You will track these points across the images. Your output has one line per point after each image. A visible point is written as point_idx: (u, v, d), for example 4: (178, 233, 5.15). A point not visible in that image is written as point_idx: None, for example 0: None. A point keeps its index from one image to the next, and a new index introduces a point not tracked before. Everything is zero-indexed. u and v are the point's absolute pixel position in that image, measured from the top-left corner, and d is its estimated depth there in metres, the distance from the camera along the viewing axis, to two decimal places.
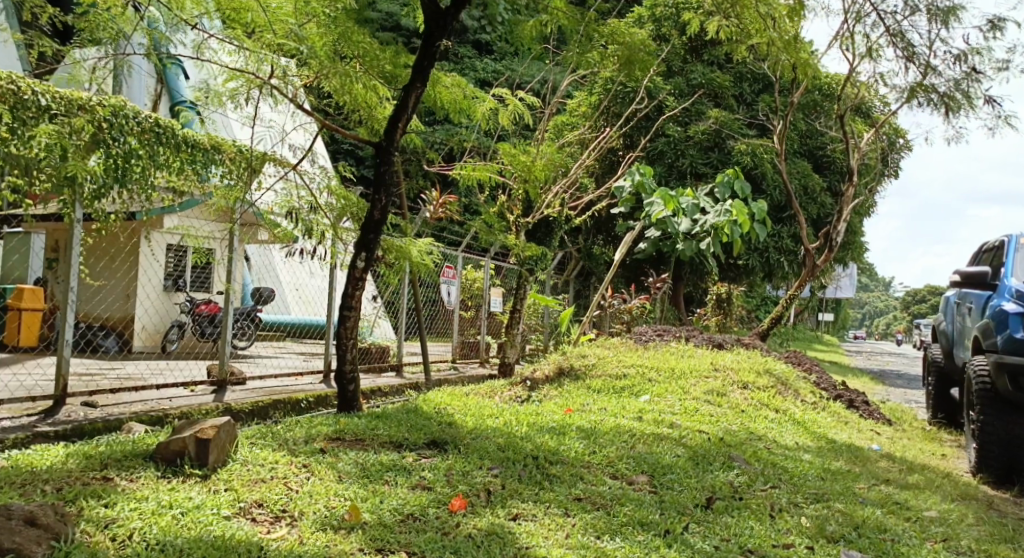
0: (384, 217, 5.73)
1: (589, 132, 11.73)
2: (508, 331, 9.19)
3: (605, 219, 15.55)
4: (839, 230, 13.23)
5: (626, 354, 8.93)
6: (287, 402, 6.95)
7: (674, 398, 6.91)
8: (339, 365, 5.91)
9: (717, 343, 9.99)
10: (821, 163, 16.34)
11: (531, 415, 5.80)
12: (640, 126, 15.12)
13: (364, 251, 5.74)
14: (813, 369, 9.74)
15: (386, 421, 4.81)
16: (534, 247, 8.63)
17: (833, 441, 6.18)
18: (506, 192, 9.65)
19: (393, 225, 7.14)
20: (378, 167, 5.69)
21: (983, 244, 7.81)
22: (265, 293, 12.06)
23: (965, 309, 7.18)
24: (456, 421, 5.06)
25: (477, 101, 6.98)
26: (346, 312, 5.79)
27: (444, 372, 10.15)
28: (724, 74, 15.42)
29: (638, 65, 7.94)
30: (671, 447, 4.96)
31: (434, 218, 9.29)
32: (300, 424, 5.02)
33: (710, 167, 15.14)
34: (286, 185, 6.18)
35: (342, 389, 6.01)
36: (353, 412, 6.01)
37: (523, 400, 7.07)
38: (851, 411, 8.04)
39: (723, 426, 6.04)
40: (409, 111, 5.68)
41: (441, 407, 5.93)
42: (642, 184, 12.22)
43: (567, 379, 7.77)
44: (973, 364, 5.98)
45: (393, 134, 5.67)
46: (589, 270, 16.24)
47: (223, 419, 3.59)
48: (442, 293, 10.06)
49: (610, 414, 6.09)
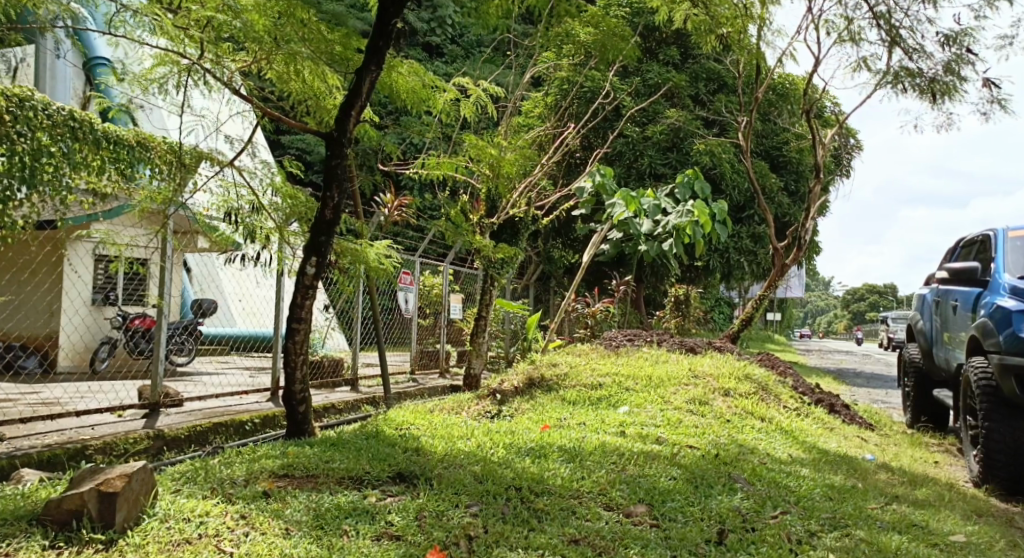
0: (337, 217, 5.08)
1: (551, 129, 11.22)
2: (472, 340, 8.61)
3: (565, 222, 15.10)
4: (808, 228, 12.98)
5: (599, 361, 8.42)
6: (229, 426, 6.26)
7: (654, 409, 6.43)
8: (287, 384, 5.23)
9: (690, 347, 9.57)
10: (778, 163, 15.96)
11: (505, 434, 5.21)
12: (598, 127, 14.70)
13: (315, 255, 5.08)
14: (788, 371, 9.38)
15: (342, 450, 4.17)
16: (504, 249, 8.08)
17: (827, 451, 5.75)
18: (467, 191, 9.08)
19: (346, 227, 6.50)
20: (329, 160, 5.06)
21: (959, 239, 7.57)
22: (206, 305, 11.20)
23: (946, 305, 6.85)
24: (423, 446, 4.44)
25: (437, 91, 6.38)
26: (294, 325, 5.14)
27: (403, 385, 9.51)
28: (681, 73, 15.10)
29: None
30: (665, 468, 4.42)
31: (389, 220, 8.67)
32: (241, 455, 4.35)
33: (669, 167, 14.75)
34: (222, 184, 5.45)
35: (291, 411, 5.34)
36: (304, 437, 5.35)
37: (492, 416, 6.49)
38: (834, 416, 7.65)
39: (712, 439, 5.55)
40: (363, 97, 5.05)
41: (404, 428, 5.33)
42: (604, 184, 11.72)
43: (538, 391, 7.21)
44: (972, 366, 5.48)
45: (345, 123, 5.03)
46: (548, 273, 15.76)
47: (139, 464, 2.93)
48: (399, 300, 9.48)
49: (590, 430, 5.56)
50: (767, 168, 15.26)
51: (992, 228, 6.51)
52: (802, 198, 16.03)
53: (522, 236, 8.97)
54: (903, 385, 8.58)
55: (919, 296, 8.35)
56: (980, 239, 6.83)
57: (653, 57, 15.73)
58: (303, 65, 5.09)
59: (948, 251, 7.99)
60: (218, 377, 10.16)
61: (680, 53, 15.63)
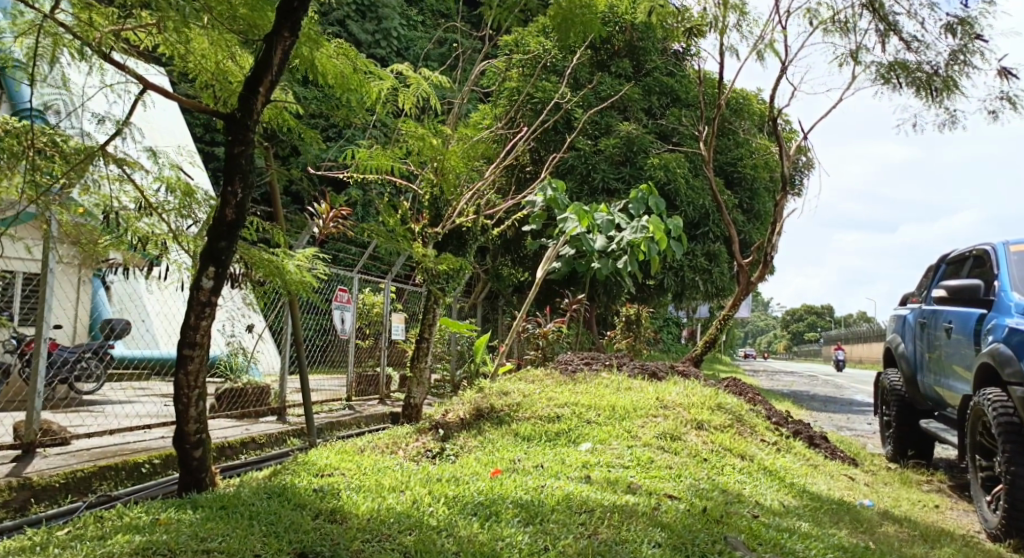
0: (242, 218, 4.07)
1: (502, 132, 10.34)
2: (413, 364, 7.67)
3: (515, 239, 14.19)
4: (772, 244, 12.40)
5: (555, 389, 7.56)
6: (117, 471, 5.17)
7: (620, 445, 5.62)
8: (179, 425, 4.21)
9: (652, 371, 8.81)
10: (732, 179, 15.33)
11: (448, 484, 4.30)
12: (548, 140, 13.83)
13: (212, 264, 4.05)
14: (756, 398, 8.65)
15: (228, 519, 3.20)
16: (447, 260, 7.16)
17: (820, 497, 5.01)
18: (410, 199, 8.15)
19: (262, 237, 5.50)
20: (229, 147, 4.02)
21: (944, 256, 7.09)
22: (118, 327, 9.83)
23: (936, 328, 6.32)
24: (343, 506, 3.51)
25: (371, 77, 5.43)
26: (186, 351, 4.13)
27: (338, 414, 8.52)
28: (634, 86, 14.46)
29: (577, 32, 6.39)
30: (646, 531, 3.59)
31: (322, 232, 7.71)
32: (102, 523, 3.36)
33: (622, 183, 13.91)
34: (91, 191, 4.27)
35: (184, 458, 4.32)
36: (200, 489, 4.35)
37: (432, 455, 5.57)
38: (813, 450, 6.94)
39: (690, 484, 4.76)
40: (274, 71, 4.02)
41: (324, 478, 4.40)
42: (555, 199, 10.83)
43: (487, 424, 6.29)
44: (984, 398, 4.81)
45: (251, 102, 3.99)
46: (497, 292, 14.91)
47: None
48: (335, 320, 8.60)
49: (548, 475, 4.70)
50: (723, 184, 14.72)
51: (989, 242, 6.01)
52: (757, 214, 15.49)
53: (469, 248, 7.77)
54: (881, 412, 7.98)
55: (898, 317, 7.80)
56: (972, 255, 6.34)
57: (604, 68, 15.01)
58: (201, 31, 4.10)
59: (929, 268, 7.53)
60: (129, 407, 8.92)
61: (632, 65, 14.95)
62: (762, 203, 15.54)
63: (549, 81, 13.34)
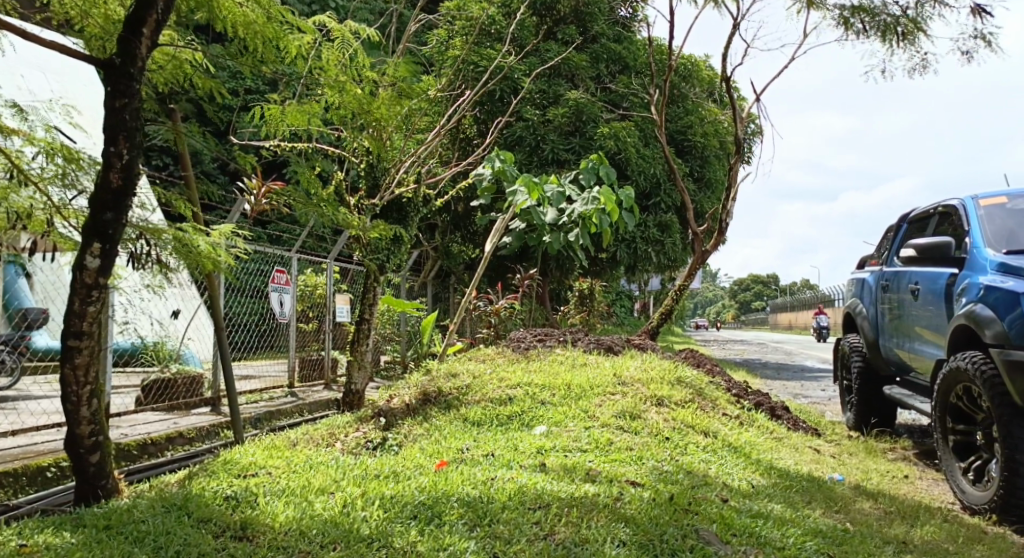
0: (131, 184, 3.47)
1: (444, 97, 9.73)
2: (354, 348, 7.12)
3: (463, 214, 13.64)
4: (725, 211, 12.11)
5: (506, 368, 7.11)
6: (13, 481, 4.52)
7: (577, 426, 5.21)
8: (69, 427, 3.63)
9: (608, 346, 8.42)
10: (682, 147, 14.97)
11: (387, 481, 3.82)
12: (494, 109, 13.26)
13: (98, 240, 3.46)
14: (715, 369, 8.35)
15: (108, 544, 2.75)
16: (382, 230, 6.59)
17: (788, 473, 4.69)
18: (345, 169, 7.53)
19: (170, 211, 4.88)
20: (110, 100, 3.42)
21: (904, 216, 6.82)
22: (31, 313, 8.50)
23: (899, 290, 6.04)
24: (257, 517, 3.03)
25: (289, 28, 4.82)
26: (72, 343, 3.52)
27: (278, 402, 7.94)
28: (581, 54, 13.95)
29: None
30: (609, 527, 3.18)
31: (254, 209, 7.07)
32: None
33: (573, 153, 13.40)
34: None
35: (79, 465, 3.74)
36: (98, 500, 3.78)
37: (373, 446, 5.09)
38: (776, 421, 6.66)
39: (653, 467, 4.38)
40: (157, 8, 3.43)
41: (242, 481, 3.88)
42: (504, 170, 10.31)
43: (434, 409, 5.81)
44: (965, 362, 4.51)
45: (133, 46, 3.40)
46: (447, 270, 14.36)
47: None
48: (272, 303, 8.00)
49: (499, 464, 4.27)
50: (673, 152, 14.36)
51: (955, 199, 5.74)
52: (708, 183, 15.19)
53: (410, 221, 7.26)
54: (841, 379, 7.75)
55: (857, 280, 7.53)
56: (937, 213, 6.07)
57: (551, 35, 14.43)
58: None
59: (889, 229, 7.27)
60: (48, 404, 8.14)
61: (580, 32, 14.43)
62: (714, 170, 15.23)
63: (493, 48, 12.72)
